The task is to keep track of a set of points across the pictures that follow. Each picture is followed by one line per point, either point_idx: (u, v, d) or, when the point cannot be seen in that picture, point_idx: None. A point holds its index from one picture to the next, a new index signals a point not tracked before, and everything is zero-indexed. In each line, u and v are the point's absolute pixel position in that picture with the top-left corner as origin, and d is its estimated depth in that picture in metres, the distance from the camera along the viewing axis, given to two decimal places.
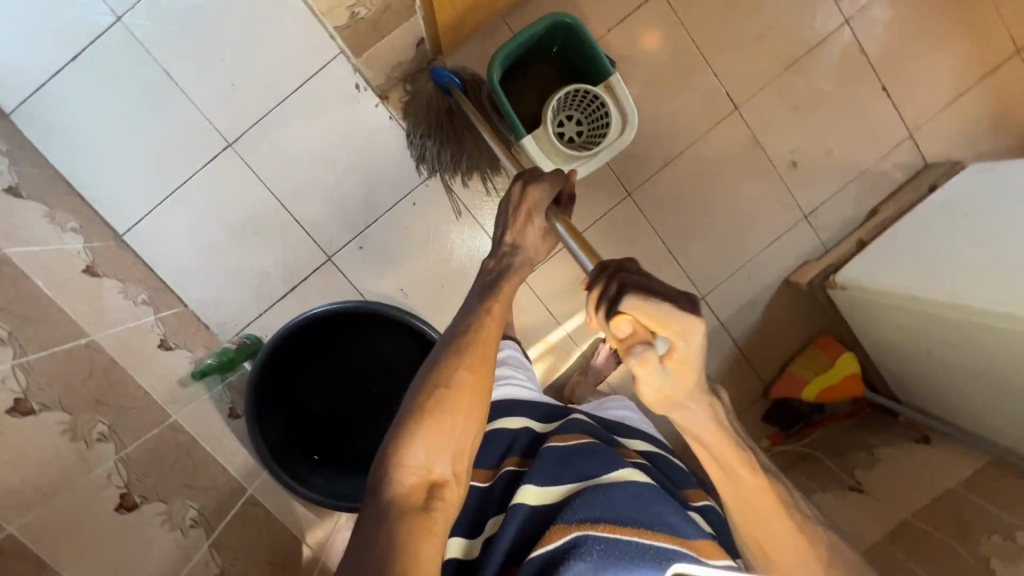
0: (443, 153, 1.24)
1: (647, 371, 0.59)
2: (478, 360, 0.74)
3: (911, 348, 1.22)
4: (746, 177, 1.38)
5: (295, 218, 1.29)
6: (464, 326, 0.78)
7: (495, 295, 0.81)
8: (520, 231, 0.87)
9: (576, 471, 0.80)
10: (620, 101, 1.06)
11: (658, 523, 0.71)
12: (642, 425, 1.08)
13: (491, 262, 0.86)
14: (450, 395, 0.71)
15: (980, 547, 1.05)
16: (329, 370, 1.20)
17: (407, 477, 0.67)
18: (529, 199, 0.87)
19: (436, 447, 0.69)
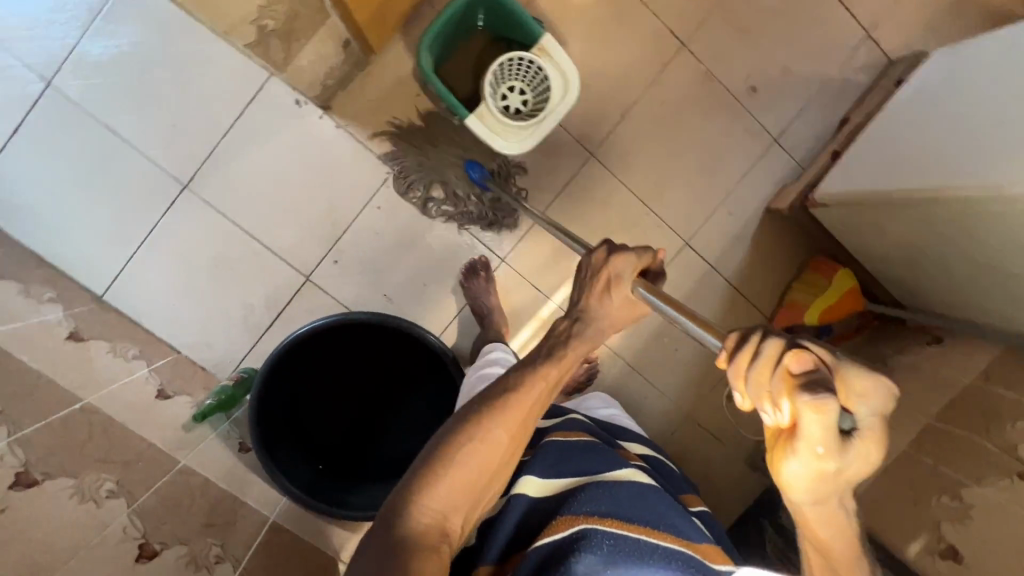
0: (414, 177, 1.28)
1: (825, 432, 0.49)
2: (517, 422, 0.76)
3: (905, 250, 1.19)
4: (708, 113, 1.34)
5: (267, 246, 1.28)
6: (512, 385, 0.77)
7: (561, 359, 0.79)
8: (597, 300, 0.81)
9: (576, 465, 0.91)
10: (557, 62, 1.02)
11: (662, 524, 0.83)
12: (635, 427, 1.21)
13: (565, 324, 0.83)
14: (482, 450, 0.74)
15: (1006, 437, 1.04)
16: (325, 385, 1.20)
17: (423, 517, 0.71)
18: (614, 267, 0.79)
19: (456, 497, 0.73)
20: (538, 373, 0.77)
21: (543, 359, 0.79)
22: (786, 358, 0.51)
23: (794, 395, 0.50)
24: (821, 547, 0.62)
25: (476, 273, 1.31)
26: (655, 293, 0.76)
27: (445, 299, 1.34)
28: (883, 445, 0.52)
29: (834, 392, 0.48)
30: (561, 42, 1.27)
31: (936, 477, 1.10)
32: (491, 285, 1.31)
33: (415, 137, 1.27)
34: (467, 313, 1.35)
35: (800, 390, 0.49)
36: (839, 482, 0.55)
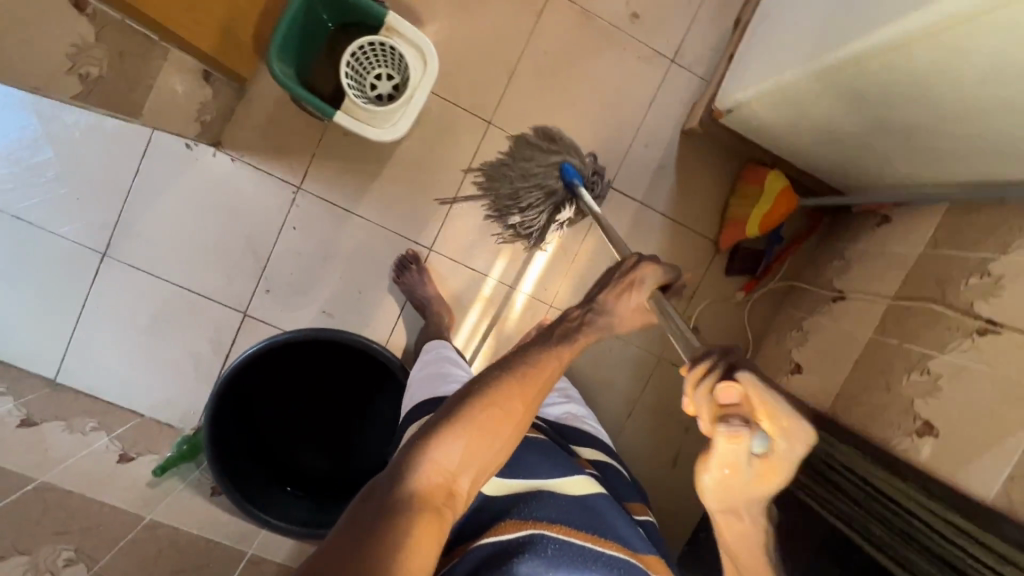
0: (506, 202, 1.29)
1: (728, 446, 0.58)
2: (532, 393, 0.73)
3: (818, 137, 1.13)
4: (596, 51, 1.31)
5: (198, 292, 1.29)
6: (534, 356, 0.75)
7: (575, 341, 0.78)
8: (615, 298, 0.81)
9: (531, 469, 0.89)
10: (408, 36, 1.01)
11: (608, 532, 0.83)
12: (592, 429, 1.23)
13: (577, 312, 0.81)
14: (498, 414, 0.70)
15: (962, 296, 0.99)
16: (284, 406, 1.22)
17: (432, 473, 0.65)
18: (641, 272, 0.82)
19: (468, 459, 0.68)
20: (555, 349, 0.76)
21: (558, 340, 0.78)
22: (718, 390, 0.59)
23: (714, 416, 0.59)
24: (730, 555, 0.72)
25: (408, 266, 1.30)
26: (670, 310, 0.78)
27: (383, 302, 1.33)
28: (777, 468, 0.61)
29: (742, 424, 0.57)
30: (429, 19, 1.25)
31: (903, 357, 1.05)
32: (424, 275, 1.30)
33: (504, 165, 1.29)
34: (410, 309, 1.34)
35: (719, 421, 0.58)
36: (736, 485, 0.65)
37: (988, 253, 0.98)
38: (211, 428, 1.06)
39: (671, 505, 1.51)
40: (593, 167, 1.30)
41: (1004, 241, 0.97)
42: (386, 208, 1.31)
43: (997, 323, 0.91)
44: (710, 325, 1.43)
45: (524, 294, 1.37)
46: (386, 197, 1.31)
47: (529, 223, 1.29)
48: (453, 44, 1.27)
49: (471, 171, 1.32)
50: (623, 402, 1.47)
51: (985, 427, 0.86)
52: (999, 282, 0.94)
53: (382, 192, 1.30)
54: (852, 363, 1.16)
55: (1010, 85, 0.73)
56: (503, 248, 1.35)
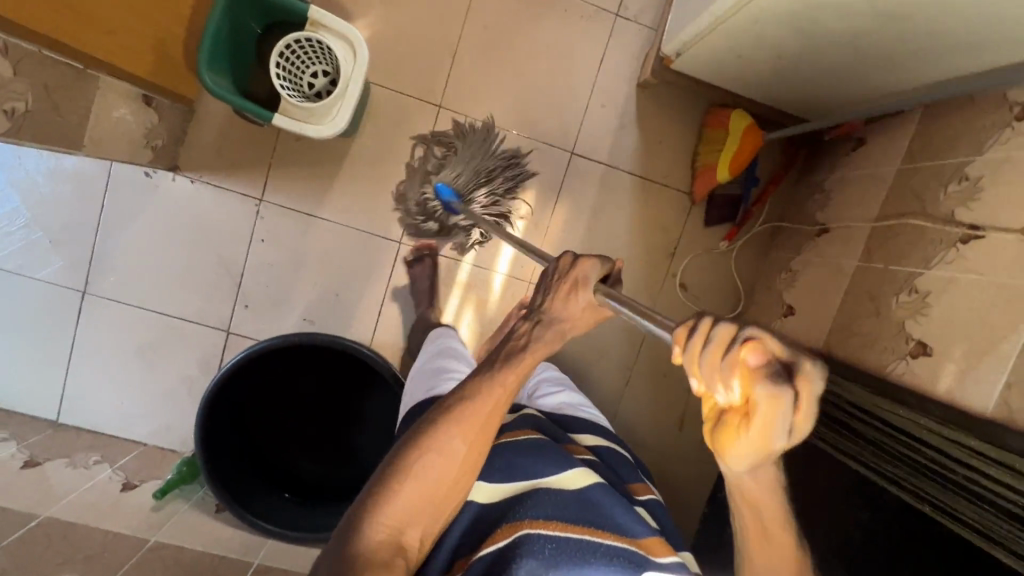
0: (418, 208, 1.29)
1: (778, 411, 0.47)
2: (474, 433, 0.74)
3: (772, 68, 1.08)
4: (537, 17, 1.28)
5: (179, 316, 1.31)
6: (471, 392, 0.75)
7: (517, 364, 0.75)
8: (561, 301, 0.74)
9: (524, 468, 0.85)
10: (333, 28, 1.00)
11: (606, 523, 0.80)
12: (588, 415, 1.20)
13: (525, 326, 0.77)
14: (441, 461, 0.72)
15: (942, 206, 0.93)
16: (277, 426, 1.22)
17: (379, 530, 0.69)
18: (581, 269, 0.74)
19: (413, 511, 0.71)
20: (498, 377, 0.75)
21: (500, 364, 0.76)
22: (741, 355, 0.47)
23: (748, 384, 0.48)
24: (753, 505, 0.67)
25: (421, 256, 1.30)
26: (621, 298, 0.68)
27: (361, 302, 1.33)
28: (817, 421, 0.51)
29: (788, 382, 0.46)
30: (362, 10, 1.24)
31: (890, 280, 0.99)
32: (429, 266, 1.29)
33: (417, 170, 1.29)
34: (389, 305, 1.34)
35: (755, 375, 0.47)
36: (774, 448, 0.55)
37: (964, 157, 0.93)
38: (207, 463, 1.08)
39: (683, 467, 1.48)
40: (506, 152, 1.29)
41: (978, 140, 0.91)
42: (349, 207, 1.30)
43: (980, 225, 0.85)
44: (696, 281, 1.38)
45: (501, 275, 1.35)
46: (347, 196, 1.30)
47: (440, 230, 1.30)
48: (390, 32, 1.25)
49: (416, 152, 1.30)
50: (618, 370, 1.45)
51: (979, 336, 0.81)
52: (977, 185, 0.88)
53: (343, 192, 1.30)
54: (841, 295, 1.11)
55: None
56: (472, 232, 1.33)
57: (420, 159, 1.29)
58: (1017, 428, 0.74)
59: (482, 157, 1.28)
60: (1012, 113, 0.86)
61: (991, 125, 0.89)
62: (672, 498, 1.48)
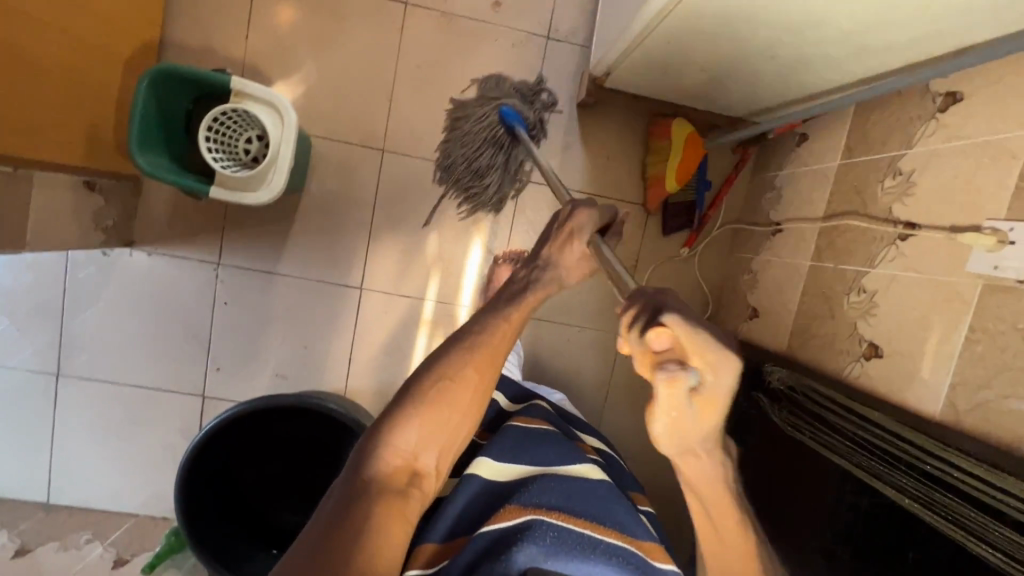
0: (460, 166, 1.28)
1: (673, 393, 0.52)
2: (486, 364, 0.76)
3: (698, 78, 1.07)
4: (468, 50, 1.27)
5: (153, 386, 1.32)
6: (483, 325, 0.78)
7: (522, 303, 0.78)
8: (557, 250, 0.80)
9: (536, 456, 0.87)
10: (257, 95, 1.01)
11: (608, 519, 0.77)
12: (577, 413, 1.18)
13: (526, 271, 0.81)
14: (454, 390, 0.74)
15: (880, 202, 0.93)
16: (266, 478, 1.23)
17: (393, 457, 0.70)
18: (575, 220, 0.79)
19: (427, 437, 0.72)
20: (502, 313, 0.78)
21: (509, 301, 0.79)
22: (650, 335, 0.53)
23: (652, 365, 0.53)
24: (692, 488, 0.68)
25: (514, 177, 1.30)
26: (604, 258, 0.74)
27: (332, 351, 1.34)
28: (725, 408, 0.55)
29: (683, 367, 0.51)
30: (293, 67, 1.24)
31: (839, 279, 0.99)
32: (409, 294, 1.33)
33: (449, 130, 1.28)
34: (359, 351, 1.34)
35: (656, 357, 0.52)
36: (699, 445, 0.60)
37: (895, 151, 0.92)
38: (190, 528, 1.09)
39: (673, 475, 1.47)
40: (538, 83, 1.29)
41: (907, 134, 0.90)
42: (306, 260, 1.31)
43: (916, 224, 0.84)
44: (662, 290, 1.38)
45: (466, 307, 1.34)
46: (304, 249, 1.30)
47: (486, 183, 1.29)
48: (324, 84, 1.25)
49: (367, 199, 1.30)
50: (596, 385, 1.44)
51: (924, 335, 0.80)
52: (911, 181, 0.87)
53: (298, 245, 1.30)
54: (799, 294, 1.10)
55: None
56: (431, 268, 1.32)
57: (451, 117, 1.28)
58: (967, 429, 0.73)
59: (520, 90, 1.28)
60: (935, 104, 0.85)
61: (918, 117, 0.88)
62: (664, 507, 1.48)
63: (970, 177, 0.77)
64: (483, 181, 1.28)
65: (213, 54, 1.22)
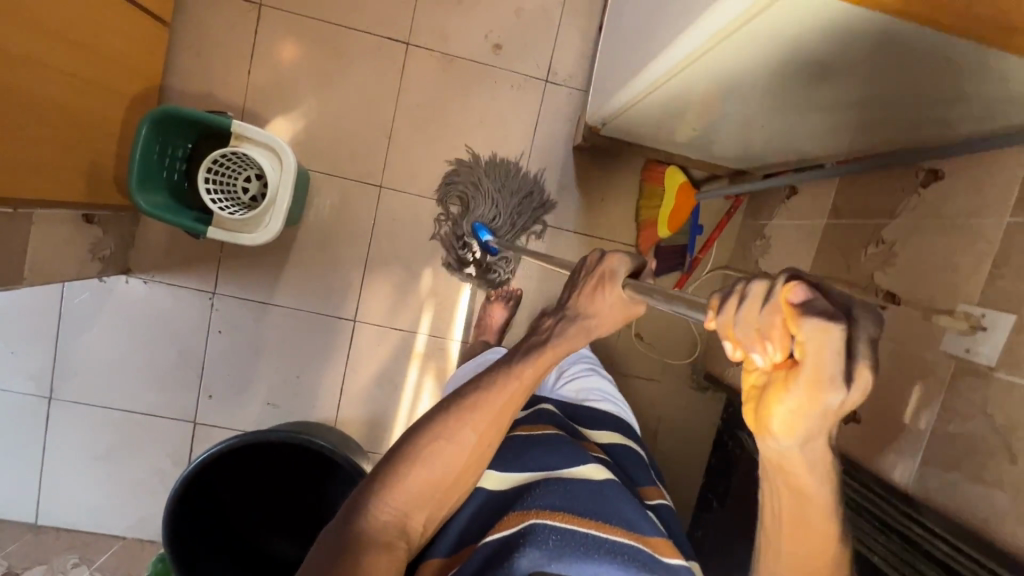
0: (451, 245, 1.32)
1: (834, 356, 0.35)
2: (486, 428, 0.68)
3: (689, 135, 1.10)
4: (467, 91, 1.29)
5: (144, 412, 1.33)
6: (488, 382, 0.69)
7: (536, 359, 0.66)
8: (587, 298, 0.63)
9: (539, 458, 0.78)
10: (257, 139, 1.03)
11: (614, 517, 0.68)
12: (601, 406, 1.04)
13: (550, 321, 0.67)
14: (450, 451, 0.68)
15: (863, 269, 0.95)
16: (256, 508, 1.25)
17: (382, 513, 0.66)
18: (608, 262, 0.61)
19: (418, 496, 0.68)
20: (514, 370, 0.67)
21: (520, 358, 0.68)
22: (778, 296, 0.36)
23: (791, 330, 0.35)
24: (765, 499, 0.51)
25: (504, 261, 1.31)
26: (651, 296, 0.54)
27: (322, 382, 1.34)
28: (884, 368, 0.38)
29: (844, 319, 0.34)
30: (293, 103, 1.26)
31: None
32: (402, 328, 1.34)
33: (444, 210, 1.32)
34: (350, 382, 1.35)
35: (801, 319, 0.35)
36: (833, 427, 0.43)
37: (878, 220, 0.94)
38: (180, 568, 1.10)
39: None
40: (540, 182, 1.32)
41: (891, 203, 0.92)
42: (301, 291, 1.32)
43: (898, 295, 0.86)
44: (652, 328, 1.43)
45: (457, 342, 1.35)
46: (298, 280, 1.32)
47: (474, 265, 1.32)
48: (323, 120, 1.27)
49: (363, 234, 1.31)
50: None
51: (898, 406, 0.83)
52: (892, 252, 0.89)
53: (294, 277, 1.32)
54: None
55: (817, 73, 0.70)
56: (425, 303, 1.34)
57: (447, 197, 1.31)
58: (937, 504, 0.75)
59: (519, 184, 1.31)
60: (917, 178, 0.87)
61: (901, 189, 0.90)
62: None
63: (947, 256, 0.79)
64: (472, 261, 1.32)
65: (215, 89, 1.24)
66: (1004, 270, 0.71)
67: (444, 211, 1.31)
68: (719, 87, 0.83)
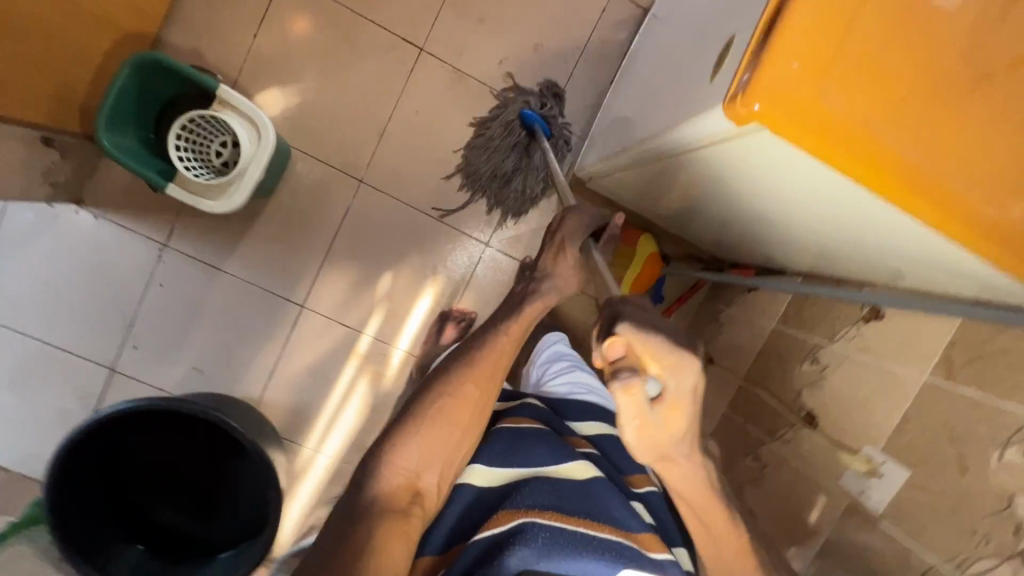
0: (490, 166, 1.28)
1: (633, 399, 0.59)
2: (484, 379, 0.81)
3: (667, 212, 1.13)
4: (469, 110, 1.29)
5: (62, 347, 1.27)
6: (480, 344, 0.83)
7: (519, 316, 0.83)
8: (554, 260, 0.85)
9: (526, 452, 0.75)
10: (241, 108, 1.01)
11: (602, 514, 0.67)
12: (584, 399, 0.96)
13: (523, 284, 0.88)
14: (453, 405, 0.78)
15: (797, 382, 0.98)
16: (150, 470, 1.20)
17: (394, 475, 0.72)
18: (563, 231, 0.85)
19: (428, 451, 0.75)
20: (501, 326, 0.83)
21: (505, 316, 0.84)
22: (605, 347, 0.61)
23: (610, 373, 0.60)
24: (680, 494, 0.71)
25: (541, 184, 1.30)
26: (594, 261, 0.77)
27: (254, 359, 1.31)
28: (684, 411, 0.61)
29: (635, 376, 0.58)
30: (292, 79, 1.24)
31: (743, 439, 1.06)
32: (349, 325, 1.32)
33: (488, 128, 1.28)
34: (283, 366, 1.32)
35: (613, 368, 0.60)
36: (671, 449, 0.65)
37: (819, 339, 0.96)
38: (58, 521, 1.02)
39: None
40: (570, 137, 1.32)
41: (833, 327, 0.94)
42: (255, 265, 1.29)
43: (816, 418, 0.91)
44: None
45: (401, 351, 1.34)
46: (254, 253, 1.29)
47: (516, 184, 1.29)
48: (318, 102, 1.25)
49: (333, 224, 1.29)
50: None
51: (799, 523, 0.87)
52: (823, 376, 0.92)
53: (252, 249, 1.29)
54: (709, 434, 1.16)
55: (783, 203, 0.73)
56: (376, 305, 1.32)
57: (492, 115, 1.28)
58: None
59: (558, 125, 1.28)
60: (860, 311, 0.88)
61: (845, 316, 0.92)
62: None
63: (869, 395, 0.83)
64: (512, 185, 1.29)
65: (215, 45, 1.21)
66: (912, 425, 0.76)
67: (486, 125, 1.28)
68: (699, 181, 0.85)
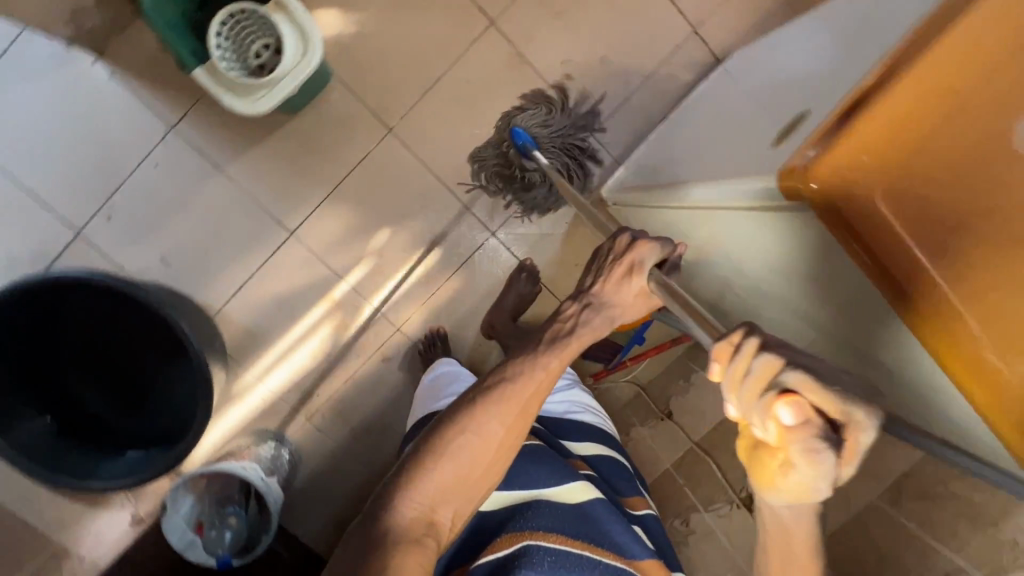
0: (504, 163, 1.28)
1: (812, 469, 0.42)
2: (517, 415, 0.65)
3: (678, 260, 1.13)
4: (518, 97, 1.27)
5: (30, 192, 1.19)
6: (510, 375, 0.66)
7: (563, 350, 0.68)
8: (613, 285, 0.69)
9: (524, 475, 0.76)
10: (296, 18, 0.97)
11: (605, 540, 0.72)
12: (580, 419, 0.99)
13: (571, 307, 0.70)
14: (474, 443, 0.64)
15: None
16: (81, 347, 1.13)
17: (409, 509, 0.61)
18: (637, 251, 0.68)
19: (444, 489, 0.62)
20: (540, 360, 0.67)
21: (544, 348, 0.68)
22: (771, 398, 0.42)
23: (784, 434, 0.42)
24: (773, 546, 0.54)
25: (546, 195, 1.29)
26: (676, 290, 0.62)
27: (225, 270, 1.26)
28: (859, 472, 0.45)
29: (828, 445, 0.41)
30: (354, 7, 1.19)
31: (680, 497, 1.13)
32: (330, 267, 1.28)
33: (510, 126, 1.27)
34: (252, 286, 1.27)
35: (789, 428, 0.42)
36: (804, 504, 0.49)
37: None
38: None
39: None
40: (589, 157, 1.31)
41: None
42: (257, 178, 1.24)
43: None
44: None
45: (374, 309, 1.31)
46: (259, 165, 1.24)
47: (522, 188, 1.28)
48: (373, 38, 1.21)
49: (348, 163, 1.25)
50: None
51: None
52: None
53: (259, 161, 1.24)
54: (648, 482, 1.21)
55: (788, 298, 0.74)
56: (364, 256, 1.29)
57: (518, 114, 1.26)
58: None
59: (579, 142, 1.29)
60: None
61: None
62: None
63: None
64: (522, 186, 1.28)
65: None
66: None
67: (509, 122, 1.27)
68: (716, 241, 0.85)
